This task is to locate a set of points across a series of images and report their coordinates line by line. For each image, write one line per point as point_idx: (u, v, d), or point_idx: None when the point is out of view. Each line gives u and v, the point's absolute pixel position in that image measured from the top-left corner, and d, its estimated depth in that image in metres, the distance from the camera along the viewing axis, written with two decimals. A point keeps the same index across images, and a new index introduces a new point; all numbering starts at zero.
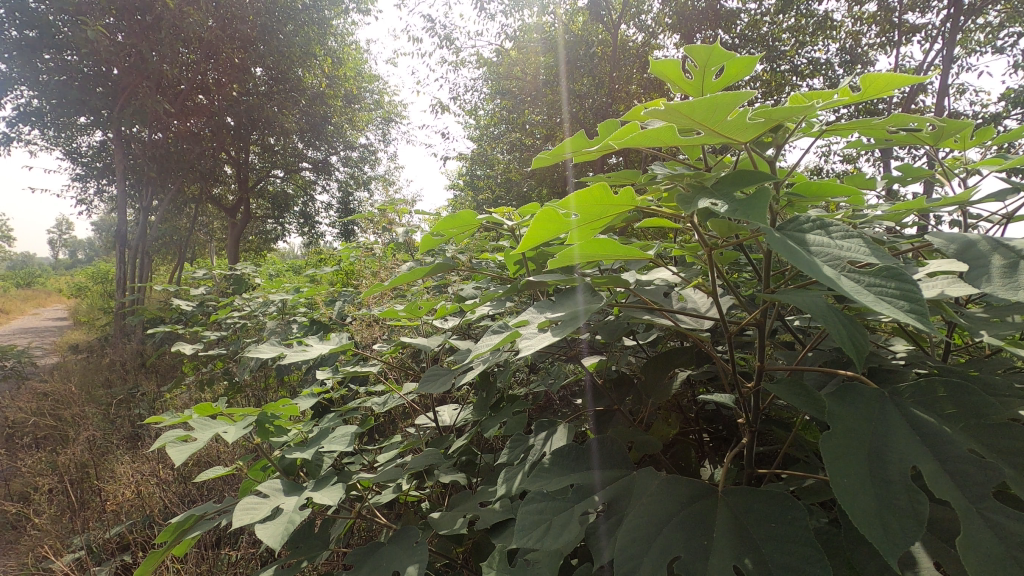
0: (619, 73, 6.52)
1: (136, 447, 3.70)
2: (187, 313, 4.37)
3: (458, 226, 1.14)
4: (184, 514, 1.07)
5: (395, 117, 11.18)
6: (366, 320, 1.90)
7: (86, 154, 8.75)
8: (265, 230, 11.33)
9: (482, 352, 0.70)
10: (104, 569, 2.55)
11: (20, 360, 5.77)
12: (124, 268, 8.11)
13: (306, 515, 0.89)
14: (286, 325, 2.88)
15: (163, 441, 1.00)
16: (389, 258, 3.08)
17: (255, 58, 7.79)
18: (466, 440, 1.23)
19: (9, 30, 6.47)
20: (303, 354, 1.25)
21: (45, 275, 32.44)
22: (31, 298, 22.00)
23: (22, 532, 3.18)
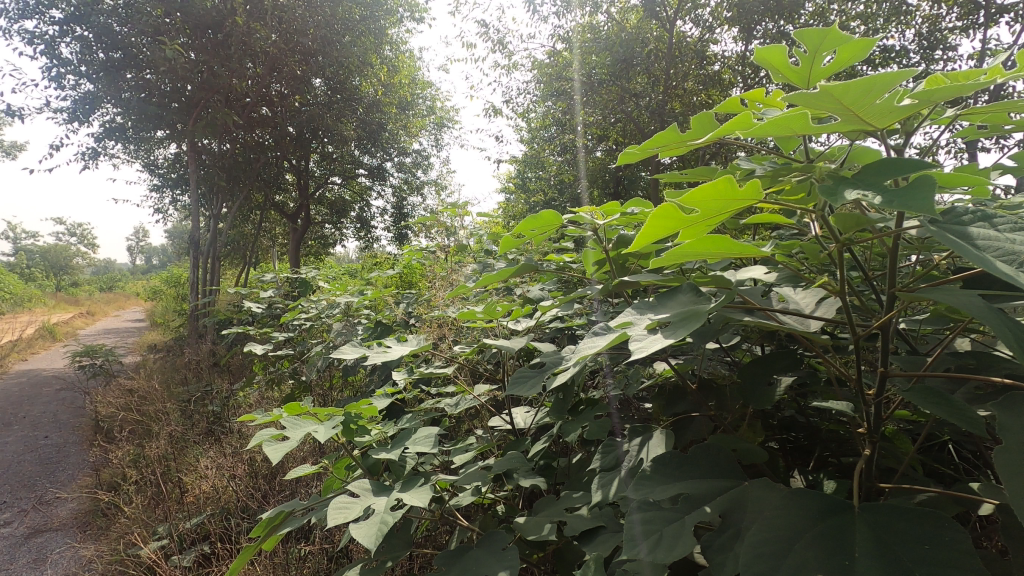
0: (675, 70, 6.40)
1: (211, 442, 3.91)
2: (257, 315, 4.58)
3: (539, 227, 1.13)
4: (274, 511, 1.10)
5: (448, 122, 11.32)
6: (439, 320, 1.92)
7: (162, 165, 9.38)
8: (323, 236, 11.72)
9: (585, 353, 0.68)
10: (187, 557, 2.71)
11: (108, 358, 6.20)
12: (195, 272, 8.60)
13: (398, 517, 0.90)
14: (351, 327, 2.95)
15: (259, 438, 1.03)
16: (452, 262, 3.10)
17: (315, 68, 8.07)
18: (545, 444, 1.22)
19: (97, 52, 6.98)
20: (385, 355, 1.27)
21: (124, 280, 34.96)
22: (114, 302, 23.84)
23: (112, 518, 3.41)
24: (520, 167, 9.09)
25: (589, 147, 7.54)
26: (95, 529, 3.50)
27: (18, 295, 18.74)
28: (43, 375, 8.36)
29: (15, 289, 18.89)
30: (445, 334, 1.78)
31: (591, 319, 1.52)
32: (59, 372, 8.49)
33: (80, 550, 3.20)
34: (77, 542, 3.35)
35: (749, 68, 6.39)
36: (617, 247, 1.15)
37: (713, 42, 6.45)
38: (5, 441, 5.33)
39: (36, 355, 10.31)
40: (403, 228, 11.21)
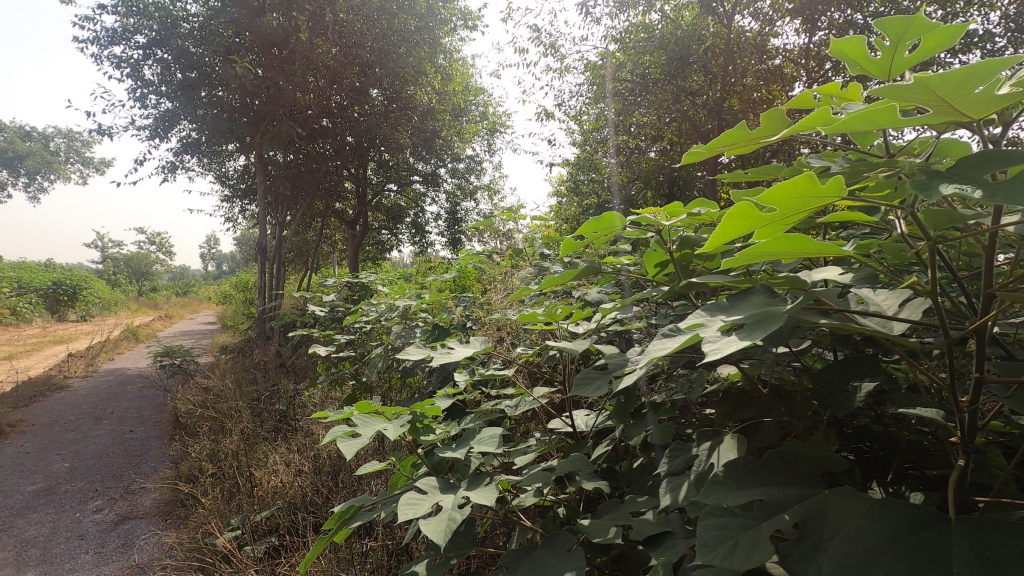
0: (733, 66, 6.21)
1: (279, 439, 4.11)
2: (320, 318, 4.76)
3: (600, 229, 1.14)
4: (345, 506, 1.15)
5: (500, 127, 11.42)
6: (498, 322, 1.95)
7: (232, 176, 9.95)
8: (380, 241, 12.06)
9: (655, 354, 0.68)
10: (258, 548, 2.85)
11: (186, 358, 6.61)
12: (263, 277, 9.07)
13: (466, 515, 0.92)
14: (410, 329, 3.01)
15: (333, 435, 1.07)
16: (508, 265, 3.11)
17: (373, 80, 8.36)
18: (608, 448, 1.21)
19: (175, 73, 7.48)
20: (449, 357, 1.30)
21: (198, 285, 37.23)
22: (190, 306, 25.46)
23: (191, 509, 3.64)
24: (571, 171, 9.05)
25: (643, 147, 7.43)
26: (175, 518, 3.74)
27: (106, 299, 20.36)
28: (128, 374, 9.04)
29: (103, 294, 20.48)
30: (505, 336, 1.80)
31: (652, 322, 1.50)
32: (142, 371, 9.15)
33: (163, 537, 3.43)
34: (160, 529, 3.60)
35: (813, 60, 6.12)
36: (679, 249, 1.14)
37: (774, 35, 6.22)
38: (97, 433, 5.79)
39: (122, 354, 11.16)
40: (456, 233, 11.39)
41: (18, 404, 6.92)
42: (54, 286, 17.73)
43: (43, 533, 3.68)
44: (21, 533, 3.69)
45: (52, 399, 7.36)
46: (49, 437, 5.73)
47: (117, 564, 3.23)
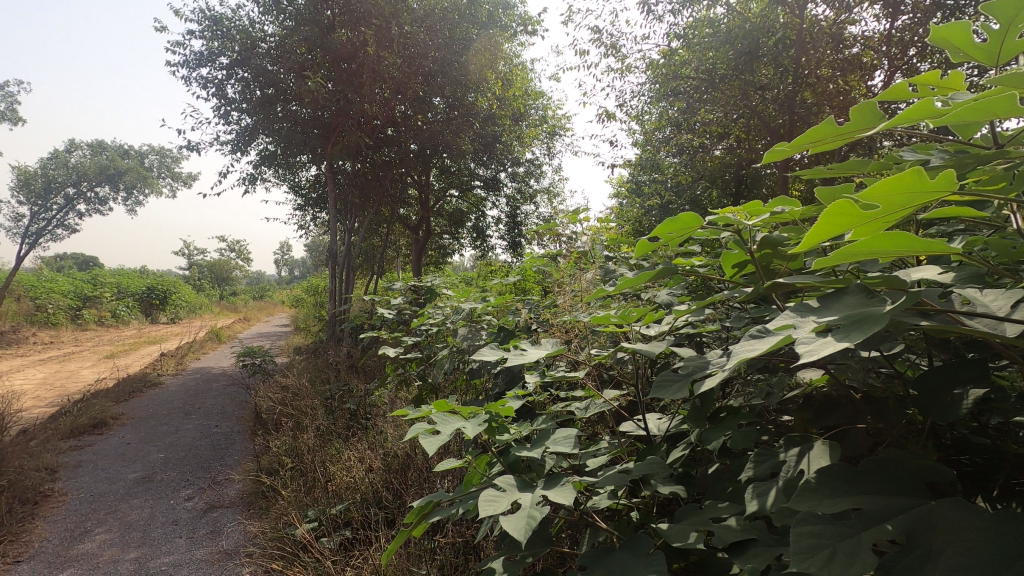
0: (807, 57, 5.90)
1: (350, 437, 4.28)
2: (387, 321, 4.92)
3: (677, 230, 1.13)
4: (423, 500, 1.19)
5: (560, 130, 11.43)
6: (566, 324, 1.95)
7: (305, 186, 10.48)
8: (442, 246, 12.36)
9: (745, 355, 0.67)
10: (334, 540, 3.00)
11: (265, 358, 7.01)
12: (334, 282, 9.50)
13: (545, 513, 0.93)
14: (475, 331, 3.04)
15: (414, 432, 1.12)
16: (572, 267, 3.09)
17: (435, 88, 8.54)
18: (685, 451, 1.20)
19: (255, 91, 7.97)
20: (522, 358, 1.32)
21: (273, 289, 39.42)
22: (266, 309, 27.05)
23: (272, 500, 3.87)
24: (632, 172, 8.91)
25: (708, 145, 7.16)
26: (258, 508, 3.98)
27: (191, 304, 21.90)
28: (213, 373, 9.68)
29: (190, 299, 22.06)
30: (573, 338, 1.80)
31: (727, 325, 1.46)
32: (225, 371, 9.78)
33: (248, 526, 3.66)
34: (245, 518, 3.84)
35: (896, 47, 5.75)
36: (759, 250, 1.11)
37: (852, 22, 5.87)
38: (186, 427, 6.24)
39: (207, 354, 11.97)
40: (517, 236, 11.47)
41: (120, 397, 7.59)
42: (147, 292, 19.26)
43: (142, 518, 4.01)
44: (125, 517, 4.03)
45: (147, 395, 7.99)
46: (146, 429, 6.23)
47: (207, 550, 3.47)
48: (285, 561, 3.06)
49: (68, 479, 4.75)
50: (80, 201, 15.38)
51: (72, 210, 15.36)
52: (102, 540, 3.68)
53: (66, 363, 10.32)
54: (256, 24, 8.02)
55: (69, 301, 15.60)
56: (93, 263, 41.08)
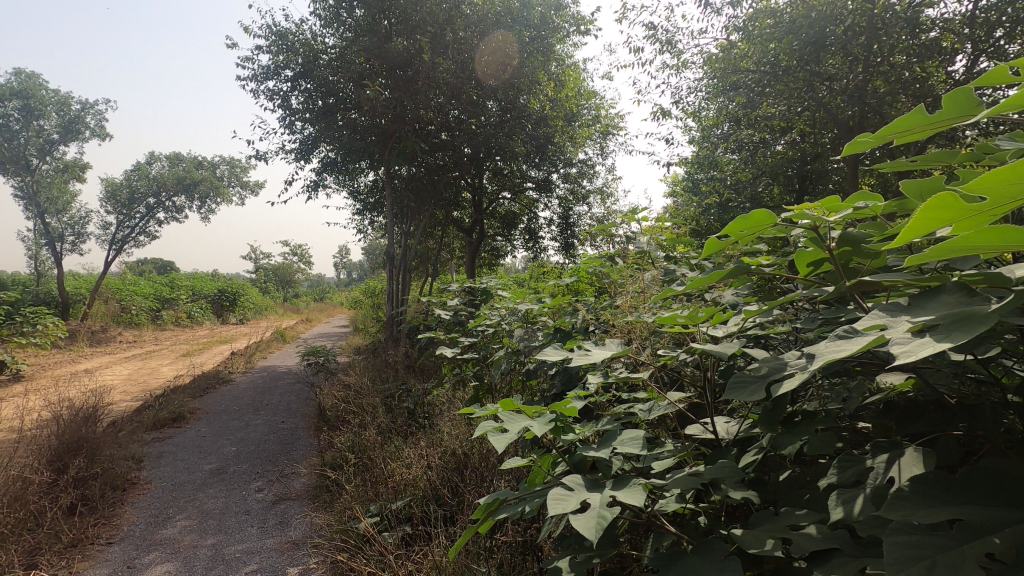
0: (879, 44, 5.53)
1: (409, 435, 4.39)
2: (443, 321, 5.02)
3: (750, 227, 1.11)
4: (490, 497, 1.21)
5: (613, 129, 11.33)
6: (627, 325, 1.93)
7: (363, 191, 10.82)
8: (495, 247, 12.48)
9: (834, 356, 0.66)
10: (396, 534, 3.09)
11: (328, 357, 7.30)
12: (391, 284, 9.77)
13: (616, 513, 0.93)
14: (531, 332, 3.04)
15: (482, 429, 1.15)
16: (630, 271, 3.01)
17: (488, 92, 8.62)
18: (758, 456, 1.16)
19: (317, 101, 8.31)
20: (587, 358, 1.32)
21: (333, 292, 41.01)
22: (326, 310, 28.17)
23: (336, 493, 4.03)
24: (688, 169, 8.69)
25: (769, 141, 6.88)
26: (322, 501, 4.16)
27: (257, 305, 23.07)
28: (279, 371, 10.16)
29: (257, 301, 23.25)
30: (635, 338, 1.78)
31: (798, 327, 1.40)
32: (290, 369, 10.25)
33: (315, 517, 3.83)
34: (311, 510, 4.02)
35: (981, 29, 5.39)
36: (837, 246, 1.08)
37: (929, 5, 5.50)
38: (256, 422, 6.58)
39: (273, 353, 12.59)
40: (569, 237, 11.44)
41: (197, 393, 8.09)
42: (218, 294, 20.44)
43: (218, 507, 4.25)
44: (202, 505, 4.29)
45: (220, 391, 8.48)
46: (220, 423, 6.61)
47: (276, 539, 3.64)
48: (349, 553, 3.17)
49: (152, 469, 5.10)
50: (159, 210, 16.46)
51: (152, 219, 16.43)
52: (183, 525, 3.94)
53: (148, 360, 11.09)
54: (318, 37, 8.35)
55: (150, 302, 16.75)
56: (171, 267, 43.99)
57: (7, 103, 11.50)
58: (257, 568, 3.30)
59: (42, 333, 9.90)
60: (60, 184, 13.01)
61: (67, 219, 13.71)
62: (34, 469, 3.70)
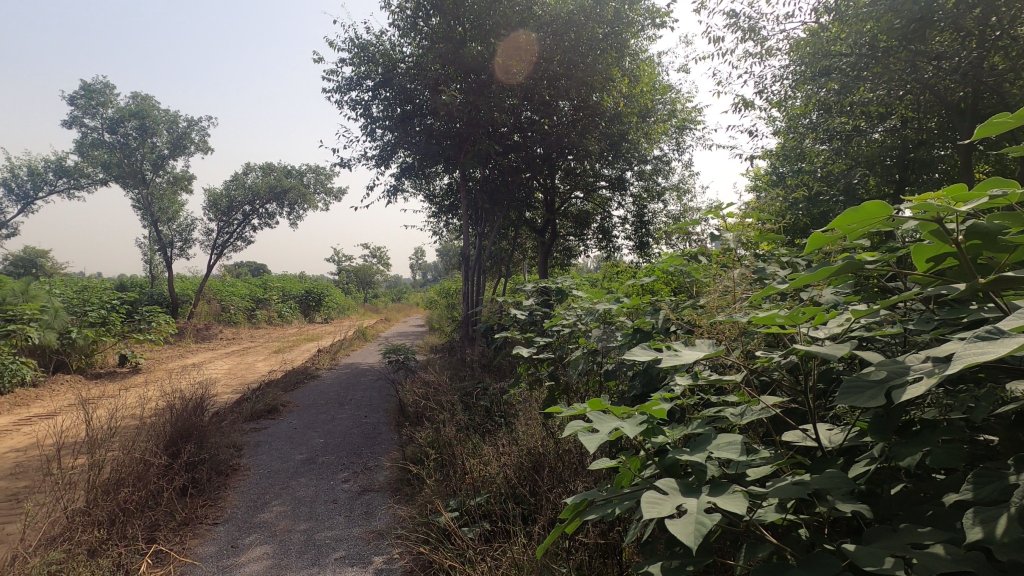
0: (999, 15, 4.99)
1: (485, 433, 4.46)
2: (519, 321, 5.06)
3: (861, 220, 1.04)
4: (578, 497, 1.20)
5: (690, 123, 10.99)
6: (714, 325, 1.86)
7: (439, 194, 11.13)
8: (568, 247, 12.46)
9: (981, 359, 0.61)
10: (476, 530, 3.16)
11: (408, 355, 7.57)
12: (467, 285, 10.00)
13: (715, 521, 0.89)
14: (609, 332, 2.98)
15: (572, 428, 1.14)
16: (713, 269, 2.88)
17: (561, 92, 8.60)
18: (871, 468, 1.08)
19: (396, 108, 8.63)
20: (677, 359, 1.29)
21: (409, 292, 42.57)
22: (403, 310, 29.29)
23: (417, 487, 4.17)
24: (771, 163, 8.26)
25: (865, 129, 6.39)
26: (404, 494, 4.32)
27: (340, 305, 24.34)
28: (361, 368, 10.68)
29: (340, 301, 24.57)
30: (724, 340, 1.71)
31: (911, 329, 1.29)
32: (372, 366, 10.74)
33: (398, 509, 3.98)
34: (394, 502, 4.18)
35: None
36: (965, 239, 0.98)
37: None
38: (341, 416, 6.95)
39: (355, 351, 13.25)
40: (644, 236, 11.21)
41: (289, 387, 8.66)
42: (305, 295, 21.80)
43: (309, 495, 4.52)
44: (295, 493, 4.57)
45: (309, 385, 9.03)
46: (309, 416, 7.03)
47: (362, 528, 3.82)
48: (431, 546, 3.27)
49: (250, 457, 5.50)
50: (254, 216, 17.74)
51: (248, 224, 17.74)
52: (279, 511, 4.22)
53: (245, 356, 12.00)
54: (396, 46, 8.66)
55: (247, 302, 18.12)
56: (263, 270, 47.37)
57: (127, 123, 12.82)
58: (344, 555, 3.47)
59: (156, 330, 10.96)
60: (171, 196, 14.32)
61: (176, 227, 15.09)
62: (154, 452, 4.09)
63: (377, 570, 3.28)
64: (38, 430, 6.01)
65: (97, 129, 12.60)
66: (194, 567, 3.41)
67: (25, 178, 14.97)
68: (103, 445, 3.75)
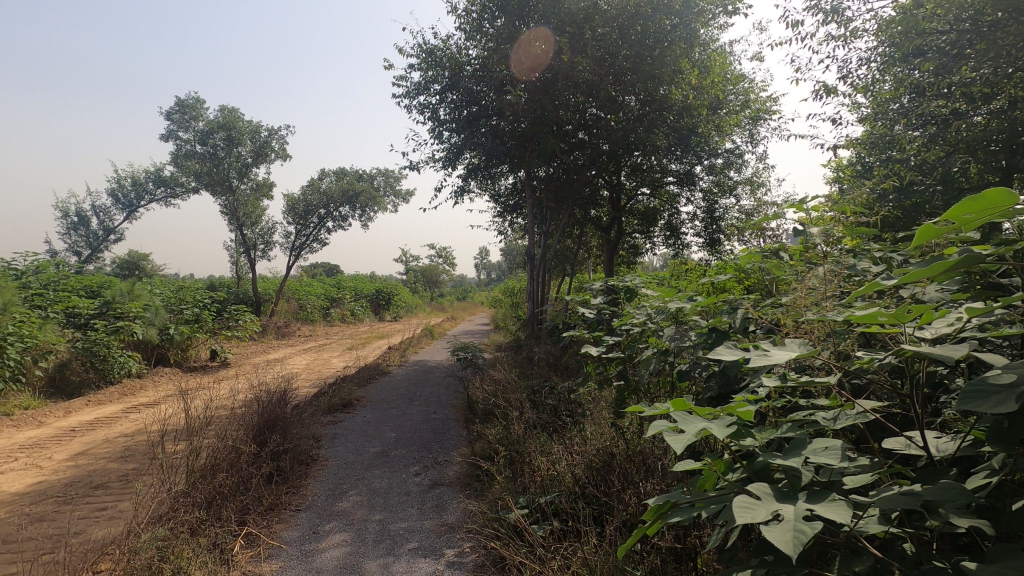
0: None
1: (553, 432, 4.46)
2: (587, 320, 5.01)
3: (981, 210, 0.96)
4: (661, 499, 1.18)
5: (765, 113, 10.50)
6: (800, 324, 1.76)
7: (504, 194, 11.23)
8: (634, 245, 12.24)
9: None
10: (546, 528, 3.17)
11: (475, 352, 7.69)
12: (533, 284, 10.04)
13: (815, 530, 0.85)
14: (683, 331, 2.87)
15: (657, 428, 1.13)
16: (796, 267, 2.71)
17: (628, 87, 8.46)
18: (992, 481, 0.99)
19: (463, 110, 8.79)
20: (767, 359, 1.24)
21: (474, 291, 43.28)
22: (469, 309, 29.82)
23: (487, 483, 4.24)
24: (856, 153, 7.74)
25: (965, 112, 5.86)
26: (474, 489, 4.39)
27: (408, 304, 25.12)
28: (429, 365, 10.96)
29: (408, 300, 25.35)
30: (812, 339, 1.62)
31: None
32: (439, 364, 11.00)
33: (468, 504, 4.06)
34: (465, 497, 4.27)
35: None
36: None
37: None
38: (412, 412, 7.16)
39: (423, 348, 13.63)
40: (714, 232, 10.81)
41: (363, 382, 9.03)
42: (376, 294, 22.64)
43: (383, 486, 4.69)
44: (370, 484, 4.76)
45: (381, 381, 9.37)
46: (381, 411, 7.30)
47: (434, 521, 3.92)
48: (501, 541, 3.31)
49: (329, 448, 5.77)
50: (329, 219, 18.60)
51: (323, 227, 18.61)
52: (356, 501, 4.41)
53: (321, 352, 12.63)
54: (462, 50, 8.83)
55: (322, 302, 19.05)
56: (336, 269, 49.59)
57: (216, 135, 13.81)
58: (418, 546, 3.58)
59: (243, 327, 11.73)
60: (254, 202, 15.28)
61: (259, 230, 16.08)
62: (244, 441, 4.36)
63: (449, 562, 3.36)
64: (144, 417, 6.58)
65: (190, 141, 13.66)
66: (281, 550, 3.63)
67: (130, 188, 16.44)
68: (201, 433, 4.05)
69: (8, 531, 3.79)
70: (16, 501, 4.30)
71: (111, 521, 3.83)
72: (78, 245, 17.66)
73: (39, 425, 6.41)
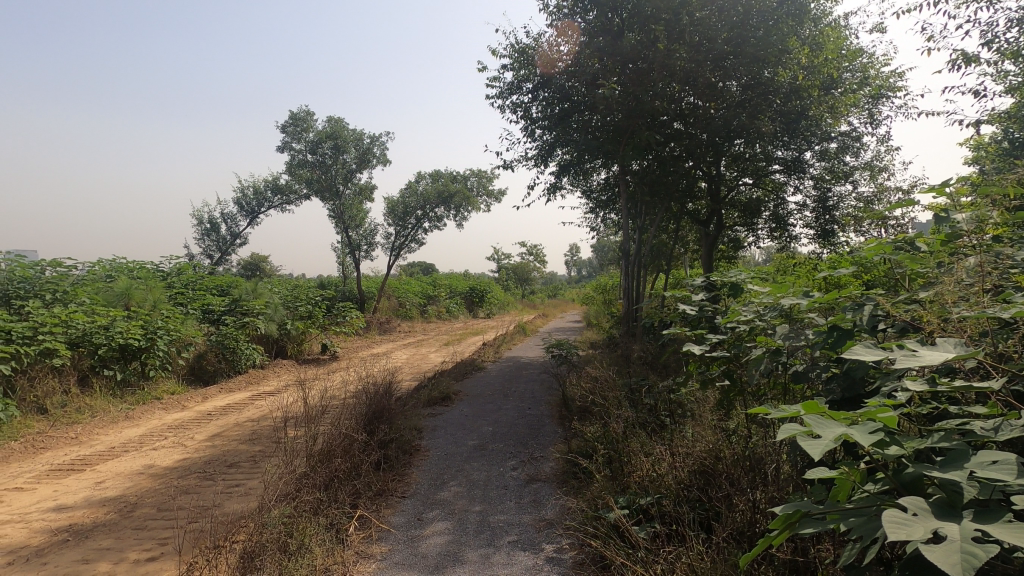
0: None
1: (652, 432, 4.34)
2: (686, 317, 4.82)
3: None
4: (790, 507, 1.11)
5: (888, 90, 9.52)
6: (948, 322, 1.57)
7: (596, 189, 11.10)
8: (735, 238, 11.61)
9: None
10: (648, 530, 3.09)
11: (569, 349, 7.68)
12: (627, 281, 9.83)
13: (988, 554, 0.76)
14: (798, 330, 2.68)
15: (789, 432, 1.07)
16: (934, 259, 2.42)
17: (729, 71, 8.03)
18: None
19: (555, 107, 8.79)
20: (915, 361, 1.13)
21: (564, 288, 43.23)
22: (560, 307, 29.81)
23: (584, 482, 4.21)
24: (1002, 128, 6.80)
25: None
26: (571, 486, 4.39)
27: (500, 301, 25.57)
28: (523, 361, 11.09)
29: (501, 297, 25.82)
30: (964, 338, 1.45)
31: None
32: (532, 360, 11.10)
33: (566, 501, 4.06)
34: (562, 494, 4.27)
35: None
36: None
37: None
38: (507, 407, 7.28)
39: (516, 345, 13.82)
40: (827, 223, 9.98)
41: (459, 376, 9.32)
42: (469, 291, 23.28)
43: (481, 478, 4.81)
44: (469, 476, 4.90)
45: (476, 376, 9.62)
46: (478, 405, 7.49)
47: (532, 516, 3.96)
48: (600, 540, 3.27)
49: (430, 439, 6.02)
50: (426, 220, 19.36)
51: (420, 227, 19.39)
52: (456, 491, 4.55)
53: (420, 347, 13.17)
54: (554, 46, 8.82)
55: (420, 299, 19.91)
56: (432, 268, 51.56)
57: (325, 144, 14.84)
58: (517, 539, 3.63)
59: (349, 322, 12.54)
60: (358, 206, 16.27)
61: (362, 232, 17.08)
62: (356, 429, 4.66)
63: (548, 557, 3.38)
64: (267, 405, 7.24)
65: (303, 152, 14.81)
66: (390, 533, 3.84)
67: (252, 196, 18.10)
68: (317, 421, 4.38)
69: (162, 501, 4.32)
70: (167, 474, 4.90)
71: (244, 497, 4.25)
72: (210, 250, 19.78)
73: (182, 408, 7.25)
